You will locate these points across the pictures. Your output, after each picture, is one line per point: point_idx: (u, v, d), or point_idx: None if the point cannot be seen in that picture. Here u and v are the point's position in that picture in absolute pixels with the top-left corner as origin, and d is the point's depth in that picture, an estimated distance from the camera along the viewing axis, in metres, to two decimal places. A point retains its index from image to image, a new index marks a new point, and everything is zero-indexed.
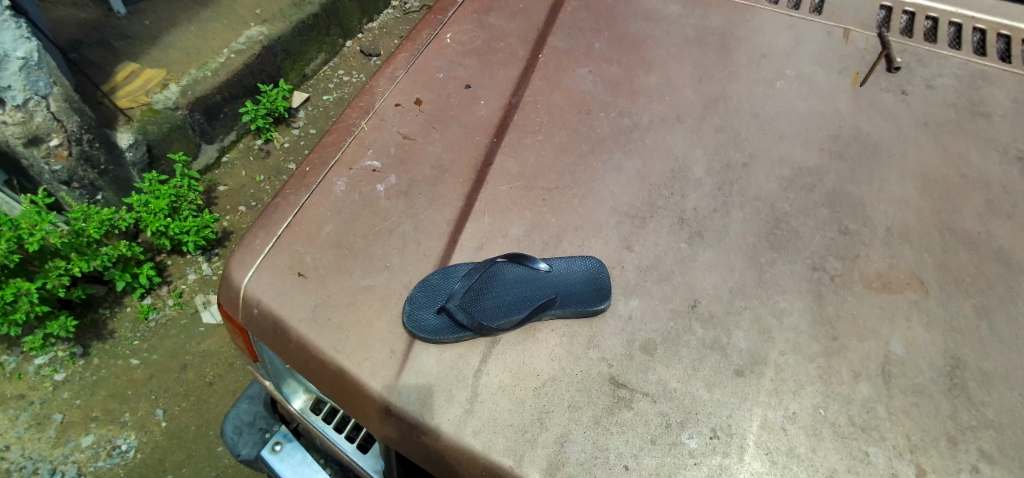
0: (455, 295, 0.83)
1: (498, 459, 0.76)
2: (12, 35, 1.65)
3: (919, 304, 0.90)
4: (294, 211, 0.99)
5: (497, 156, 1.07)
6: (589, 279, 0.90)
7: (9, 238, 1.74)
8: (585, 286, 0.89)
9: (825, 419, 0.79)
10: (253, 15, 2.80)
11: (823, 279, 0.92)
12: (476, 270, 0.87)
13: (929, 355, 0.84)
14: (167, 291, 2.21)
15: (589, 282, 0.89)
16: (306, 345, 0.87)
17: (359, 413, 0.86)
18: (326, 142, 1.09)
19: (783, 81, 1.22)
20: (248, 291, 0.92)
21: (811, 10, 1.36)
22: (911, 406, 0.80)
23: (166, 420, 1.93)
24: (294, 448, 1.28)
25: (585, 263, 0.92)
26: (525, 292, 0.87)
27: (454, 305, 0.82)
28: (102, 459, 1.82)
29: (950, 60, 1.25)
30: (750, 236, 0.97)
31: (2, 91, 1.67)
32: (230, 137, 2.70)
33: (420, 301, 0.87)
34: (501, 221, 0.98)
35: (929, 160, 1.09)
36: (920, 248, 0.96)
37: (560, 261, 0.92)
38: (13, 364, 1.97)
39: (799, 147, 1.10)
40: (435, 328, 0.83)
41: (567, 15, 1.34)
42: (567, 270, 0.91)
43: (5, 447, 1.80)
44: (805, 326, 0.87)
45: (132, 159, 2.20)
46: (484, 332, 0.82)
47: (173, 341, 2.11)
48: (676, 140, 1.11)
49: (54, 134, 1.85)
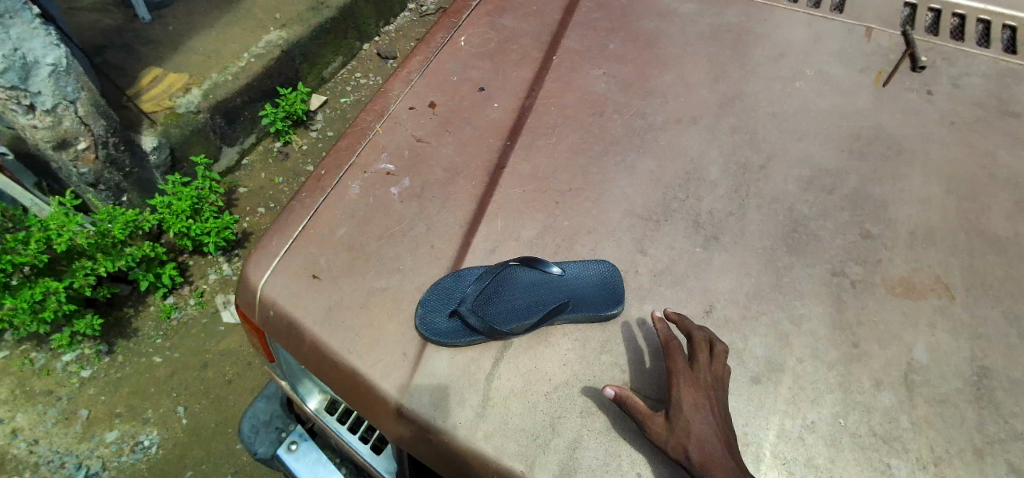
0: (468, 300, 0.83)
1: (509, 464, 0.75)
2: (42, 42, 1.71)
3: (944, 310, 0.87)
4: (309, 214, 1.00)
5: (510, 159, 1.07)
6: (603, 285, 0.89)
7: (38, 239, 1.80)
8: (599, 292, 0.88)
9: (844, 428, 0.77)
10: (272, 19, 2.84)
11: (843, 283, 0.90)
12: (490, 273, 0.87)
13: (955, 363, 0.82)
14: (188, 290, 2.26)
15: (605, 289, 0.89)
16: (320, 346, 0.88)
17: (371, 414, 0.86)
18: (341, 145, 1.10)
19: (802, 80, 1.19)
20: (264, 293, 0.94)
21: (832, 7, 1.33)
22: (936, 416, 0.77)
23: (186, 417, 1.97)
24: (309, 448, 1.29)
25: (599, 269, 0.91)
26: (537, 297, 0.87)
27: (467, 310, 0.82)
28: (125, 454, 1.86)
29: (978, 58, 1.21)
30: (767, 239, 0.95)
31: (32, 97, 1.73)
32: (250, 139, 2.75)
33: (433, 303, 0.87)
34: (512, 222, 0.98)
35: (956, 161, 1.06)
36: (946, 252, 0.93)
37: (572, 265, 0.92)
38: (42, 361, 2.03)
39: (818, 147, 1.08)
40: (447, 331, 0.84)
41: (581, 15, 1.33)
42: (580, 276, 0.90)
43: (34, 441, 1.86)
44: (824, 332, 0.85)
45: (155, 162, 2.26)
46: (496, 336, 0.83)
47: (194, 340, 2.15)
48: (691, 141, 1.10)
49: (82, 138, 1.90)
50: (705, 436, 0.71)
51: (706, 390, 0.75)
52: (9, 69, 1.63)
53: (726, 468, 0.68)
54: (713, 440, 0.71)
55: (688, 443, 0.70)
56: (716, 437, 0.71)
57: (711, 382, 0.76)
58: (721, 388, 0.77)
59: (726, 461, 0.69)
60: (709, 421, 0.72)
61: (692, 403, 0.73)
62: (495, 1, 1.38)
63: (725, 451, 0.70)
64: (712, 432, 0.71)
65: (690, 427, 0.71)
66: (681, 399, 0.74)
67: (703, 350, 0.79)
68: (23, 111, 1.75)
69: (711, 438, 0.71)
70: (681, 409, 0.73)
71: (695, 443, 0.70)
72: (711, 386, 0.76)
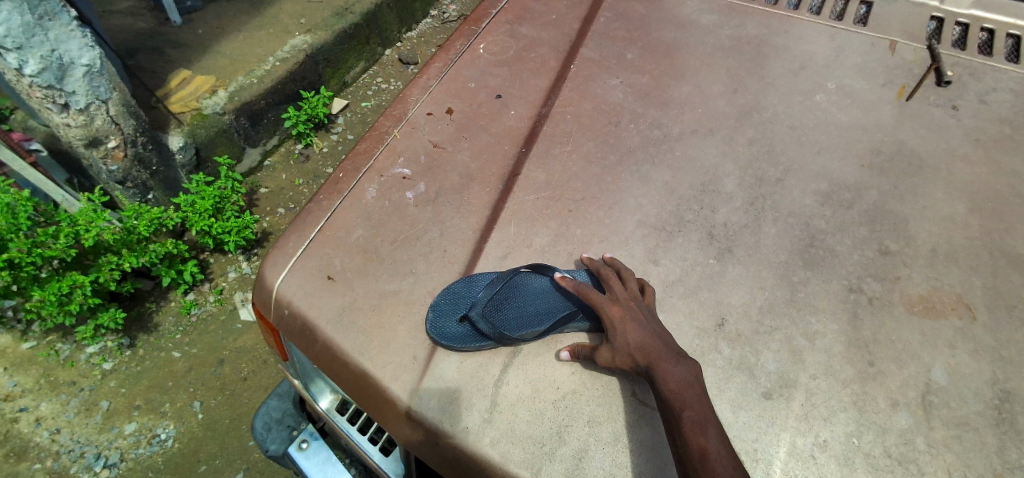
0: (479, 305, 0.85)
1: (515, 470, 0.75)
2: (78, 44, 1.78)
3: (965, 331, 0.85)
4: (326, 216, 1.02)
5: (525, 166, 1.07)
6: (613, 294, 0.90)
7: (67, 234, 1.85)
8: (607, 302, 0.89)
9: (857, 448, 0.75)
10: (298, 24, 2.91)
11: (859, 300, 0.88)
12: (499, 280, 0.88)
13: (974, 385, 0.80)
14: (208, 288, 2.32)
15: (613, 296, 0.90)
16: (331, 347, 0.89)
17: (380, 416, 0.87)
18: (359, 149, 1.11)
19: (822, 93, 1.18)
20: (279, 292, 0.95)
21: (855, 19, 1.32)
22: (953, 439, 0.75)
23: (202, 412, 2.01)
24: (320, 447, 1.31)
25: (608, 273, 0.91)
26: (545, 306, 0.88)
27: (478, 316, 0.83)
28: (142, 447, 1.91)
29: (1006, 74, 1.19)
30: (783, 252, 0.94)
31: (67, 96, 1.80)
32: (272, 141, 2.81)
33: (442, 306, 0.88)
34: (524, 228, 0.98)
35: (981, 178, 1.03)
36: (968, 271, 0.91)
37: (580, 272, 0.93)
38: (67, 352, 2.09)
39: (837, 161, 1.06)
40: (457, 335, 0.84)
41: (600, 25, 1.34)
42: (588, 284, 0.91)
43: (56, 430, 1.91)
44: (838, 349, 0.83)
45: (181, 161, 2.32)
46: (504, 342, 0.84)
47: (212, 336, 2.20)
48: (707, 152, 1.09)
49: (112, 137, 1.97)
50: (642, 340, 0.80)
51: (628, 303, 0.85)
52: (46, 68, 1.70)
53: (667, 361, 0.78)
54: (648, 338, 0.80)
55: (629, 350, 0.80)
56: (649, 335, 0.81)
57: (630, 297, 0.86)
58: (641, 300, 0.87)
59: (664, 353, 0.79)
60: (639, 325, 0.82)
61: (619, 316, 0.82)
62: (515, 9, 1.39)
63: (660, 346, 0.80)
64: (645, 332, 0.81)
65: (627, 339, 0.80)
66: (609, 316, 0.83)
67: (613, 276, 0.89)
68: (58, 109, 1.82)
69: (645, 337, 0.80)
70: (613, 325, 0.82)
71: (634, 347, 0.79)
72: (631, 300, 0.86)
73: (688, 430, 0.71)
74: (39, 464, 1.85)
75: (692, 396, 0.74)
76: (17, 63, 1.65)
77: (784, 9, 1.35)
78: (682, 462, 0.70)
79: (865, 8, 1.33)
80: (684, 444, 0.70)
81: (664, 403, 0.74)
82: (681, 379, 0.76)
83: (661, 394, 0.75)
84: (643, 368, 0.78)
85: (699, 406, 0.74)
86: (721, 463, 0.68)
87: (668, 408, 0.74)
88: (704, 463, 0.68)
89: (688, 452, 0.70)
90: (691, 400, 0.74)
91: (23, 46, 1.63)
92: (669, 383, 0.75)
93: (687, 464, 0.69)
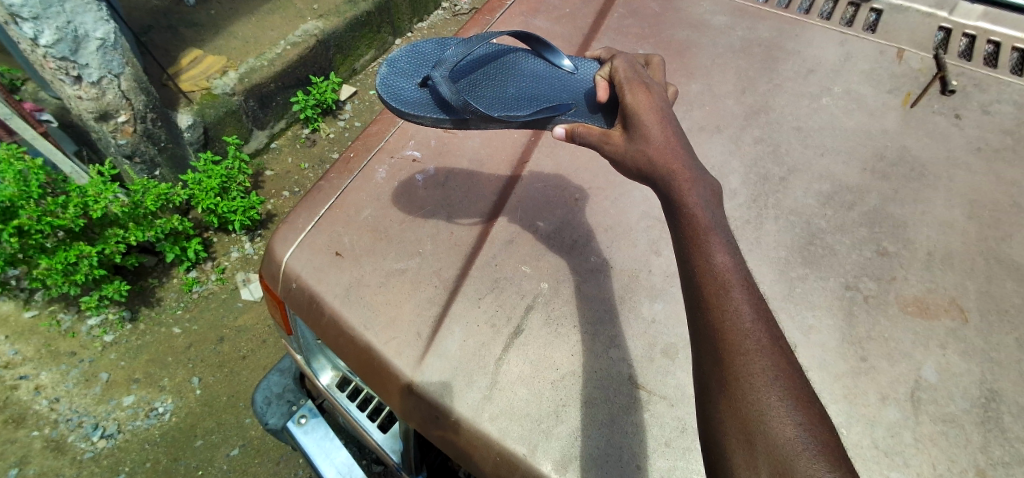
0: (441, 63, 0.98)
1: (512, 446, 0.78)
2: (93, 17, 1.79)
3: (958, 332, 0.87)
4: (337, 193, 1.04)
5: (533, 154, 1.11)
6: (568, 91, 1.07)
7: (77, 204, 1.85)
8: (559, 98, 1.06)
9: (847, 439, 0.77)
10: (311, 9, 2.90)
11: (855, 298, 0.90)
12: (463, 43, 1.03)
13: (963, 384, 0.82)
14: (211, 266, 2.33)
15: (602, 110, 1.01)
16: (338, 321, 0.91)
17: (383, 391, 0.89)
18: (370, 131, 1.14)
19: (829, 97, 1.20)
20: (289, 266, 0.97)
21: (865, 27, 1.33)
22: (939, 435, 0.78)
23: (200, 387, 2.03)
24: (318, 423, 1.32)
25: (600, 110, 1.02)
26: (497, 103, 1.05)
27: (441, 75, 0.96)
28: (139, 419, 1.94)
29: (1010, 86, 1.20)
30: (783, 249, 0.96)
31: (80, 68, 1.81)
32: (280, 125, 2.81)
33: (391, 71, 1.04)
34: (524, 63, 1.15)
35: (980, 186, 1.05)
36: (962, 275, 0.93)
37: (530, 79, 1.11)
38: (68, 323, 2.10)
39: (841, 163, 1.08)
40: (409, 103, 0.97)
41: (614, 20, 1.36)
42: (543, 88, 1.09)
43: (55, 399, 1.94)
44: (833, 345, 0.85)
45: (189, 139, 2.32)
46: (459, 118, 0.96)
47: (213, 314, 2.22)
48: (714, 149, 1.10)
49: (123, 111, 1.97)
50: (667, 140, 0.69)
51: (657, 100, 0.76)
52: (61, 40, 1.72)
53: (686, 169, 0.66)
54: (672, 141, 0.69)
55: (646, 147, 0.69)
56: (673, 138, 0.70)
57: (660, 96, 0.78)
58: (669, 102, 0.79)
59: (685, 158, 0.67)
60: (664, 123, 0.72)
61: (644, 111, 0.74)
62: (529, 1, 1.39)
63: (680, 148, 0.68)
64: (670, 132, 0.71)
65: (648, 136, 0.70)
66: (632, 110, 0.75)
67: (642, 75, 0.83)
68: (70, 81, 1.82)
69: (670, 138, 0.70)
70: (636, 119, 0.73)
71: (655, 145, 0.69)
72: (660, 98, 0.77)
73: (710, 247, 0.57)
74: (37, 431, 1.88)
75: (712, 213, 0.61)
76: (33, 33, 1.67)
77: (795, 13, 1.37)
78: (692, 284, 0.56)
79: (876, 17, 1.35)
80: (701, 266, 0.56)
81: (682, 216, 0.61)
82: (700, 197, 0.62)
83: (676, 207, 0.63)
84: (656, 167, 0.67)
85: (721, 224, 0.60)
86: (745, 292, 0.54)
87: (687, 221, 0.60)
88: (724, 287, 0.54)
89: (705, 274, 0.55)
90: (713, 220, 0.60)
91: (39, 17, 1.64)
92: (686, 197, 0.63)
93: (702, 286, 0.55)
